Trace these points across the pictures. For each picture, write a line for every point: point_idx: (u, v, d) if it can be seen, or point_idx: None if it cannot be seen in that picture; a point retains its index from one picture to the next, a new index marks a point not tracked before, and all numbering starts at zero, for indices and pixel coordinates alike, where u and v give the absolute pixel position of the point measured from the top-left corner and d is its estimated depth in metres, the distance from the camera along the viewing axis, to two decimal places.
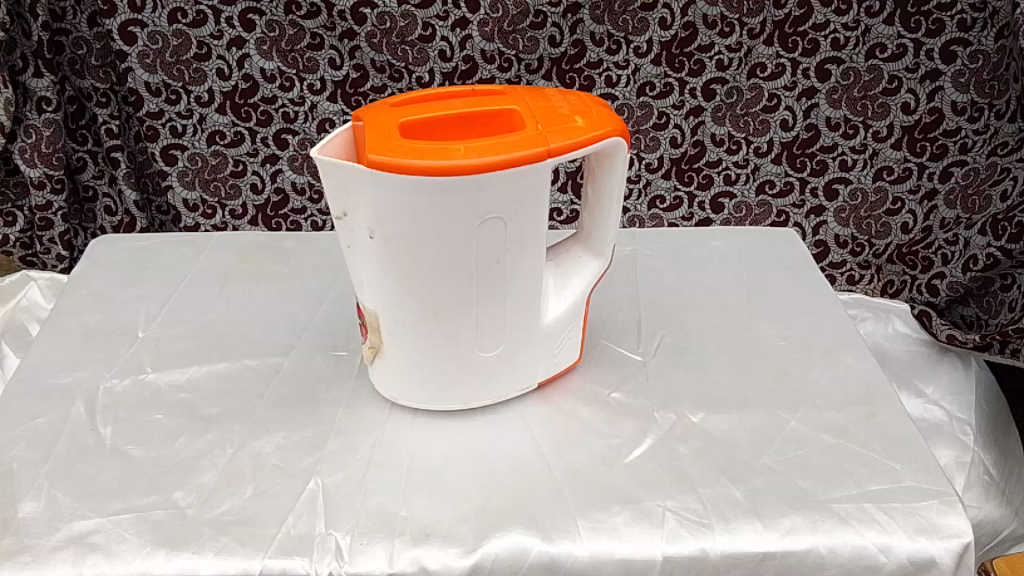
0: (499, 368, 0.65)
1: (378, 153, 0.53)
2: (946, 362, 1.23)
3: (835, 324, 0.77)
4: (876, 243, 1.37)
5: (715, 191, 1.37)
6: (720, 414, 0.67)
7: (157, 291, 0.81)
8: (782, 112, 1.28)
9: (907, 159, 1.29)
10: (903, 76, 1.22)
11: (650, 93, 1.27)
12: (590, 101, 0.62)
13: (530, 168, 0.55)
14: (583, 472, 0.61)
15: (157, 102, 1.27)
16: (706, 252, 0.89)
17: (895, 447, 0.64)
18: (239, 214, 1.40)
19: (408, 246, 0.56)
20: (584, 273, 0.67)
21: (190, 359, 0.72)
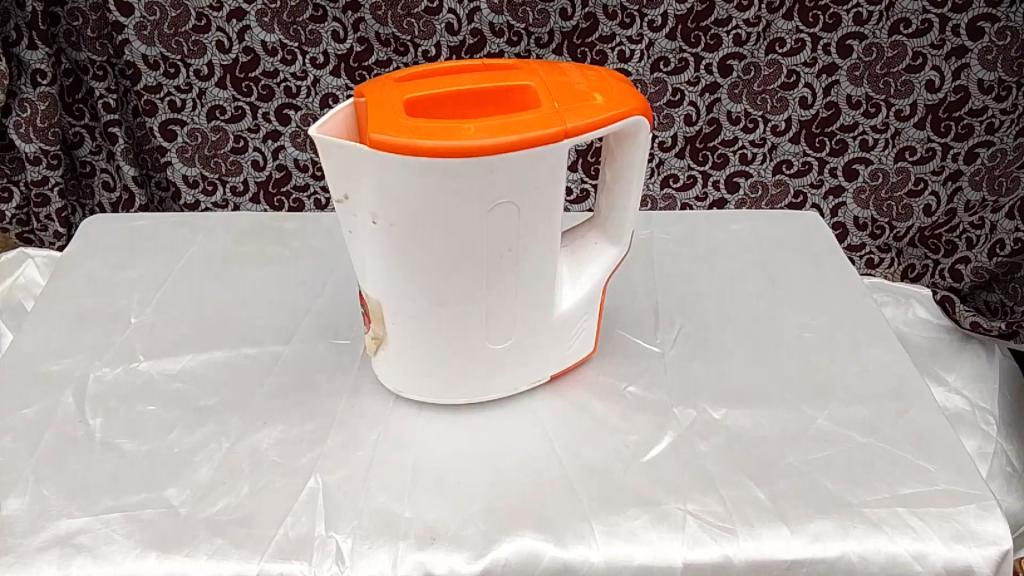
0: (509, 361, 0.61)
1: (381, 132, 0.49)
2: (968, 350, 1.20)
3: (862, 315, 0.73)
4: (897, 225, 1.33)
5: (730, 170, 1.32)
6: (743, 409, 0.64)
7: (153, 273, 0.77)
8: (801, 89, 1.22)
9: (930, 139, 1.25)
10: (928, 52, 1.17)
11: (664, 69, 1.22)
12: (610, 77, 0.58)
13: (545, 150, 0.51)
14: (598, 472, 0.58)
15: (155, 75, 1.23)
16: (725, 237, 0.85)
17: (928, 447, 0.61)
18: (240, 191, 1.36)
19: (412, 233, 0.52)
20: (600, 261, 0.63)
21: (186, 346, 0.68)
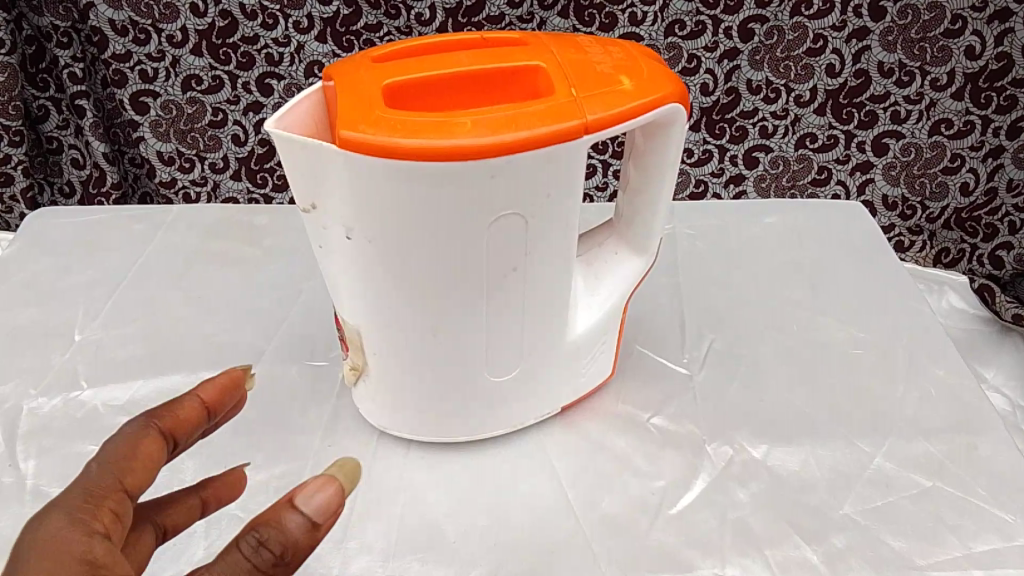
0: (514, 393, 0.52)
1: (354, 128, 0.39)
2: (1009, 343, 1.04)
3: (918, 325, 0.64)
4: (930, 205, 1.13)
5: (749, 144, 1.09)
6: (788, 445, 0.54)
7: (103, 279, 0.68)
8: (827, 56, 0.99)
9: (968, 111, 1.03)
10: (968, 15, 0.95)
11: (679, 33, 0.98)
12: (638, 54, 0.47)
13: (560, 149, 0.41)
14: (618, 530, 0.49)
15: (124, 42, 1.01)
16: (757, 232, 0.76)
17: (1005, 493, 0.51)
18: (219, 168, 1.16)
19: (393, 252, 0.43)
20: (623, 273, 0.54)
21: (135, 369, 0.59)
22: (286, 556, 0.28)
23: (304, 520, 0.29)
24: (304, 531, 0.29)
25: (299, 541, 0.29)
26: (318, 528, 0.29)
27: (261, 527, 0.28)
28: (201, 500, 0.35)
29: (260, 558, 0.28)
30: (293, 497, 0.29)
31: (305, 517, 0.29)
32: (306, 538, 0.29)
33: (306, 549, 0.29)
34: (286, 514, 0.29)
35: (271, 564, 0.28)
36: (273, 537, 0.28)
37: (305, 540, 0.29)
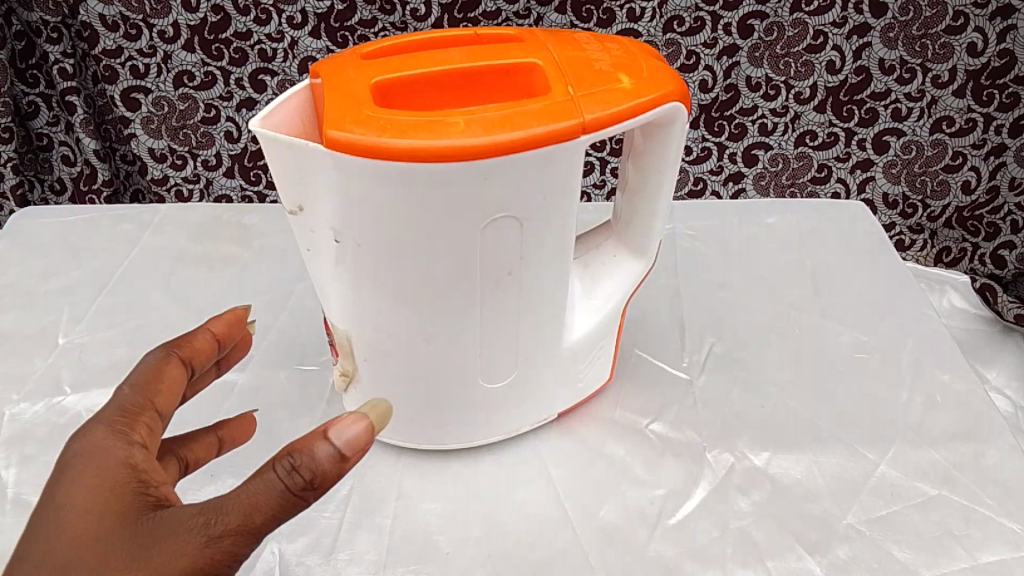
0: (510, 400, 0.50)
1: (342, 128, 0.37)
2: (1010, 344, 1.02)
3: (922, 328, 0.63)
4: (931, 203, 1.11)
5: (749, 142, 1.07)
6: (789, 452, 0.53)
7: (89, 281, 0.66)
8: (828, 52, 0.97)
9: (970, 108, 1.01)
10: (970, 12, 0.93)
11: (678, 30, 0.96)
12: (638, 51, 0.46)
13: (557, 149, 0.39)
14: (616, 541, 0.47)
15: (114, 38, 0.99)
16: (757, 233, 0.74)
17: (1012, 501, 0.50)
18: (213, 165, 1.13)
19: (384, 256, 0.41)
20: (622, 276, 0.52)
21: (120, 373, 0.57)
22: (315, 482, 0.30)
23: (334, 451, 0.30)
24: (332, 461, 0.30)
25: (330, 472, 0.30)
26: (346, 459, 0.31)
27: (295, 454, 0.30)
28: (218, 440, 0.40)
29: (291, 480, 0.30)
30: (327, 430, 0.31)
31: (337, 450, 0.30)
32: (335, 468, 0.30)
33: (335, 477, 0.30)
34: (316, 444, 0.30)
35: (302, 487, 0.30)
36: (304, 463, 0.30)
37: (333, 470, 0.30)
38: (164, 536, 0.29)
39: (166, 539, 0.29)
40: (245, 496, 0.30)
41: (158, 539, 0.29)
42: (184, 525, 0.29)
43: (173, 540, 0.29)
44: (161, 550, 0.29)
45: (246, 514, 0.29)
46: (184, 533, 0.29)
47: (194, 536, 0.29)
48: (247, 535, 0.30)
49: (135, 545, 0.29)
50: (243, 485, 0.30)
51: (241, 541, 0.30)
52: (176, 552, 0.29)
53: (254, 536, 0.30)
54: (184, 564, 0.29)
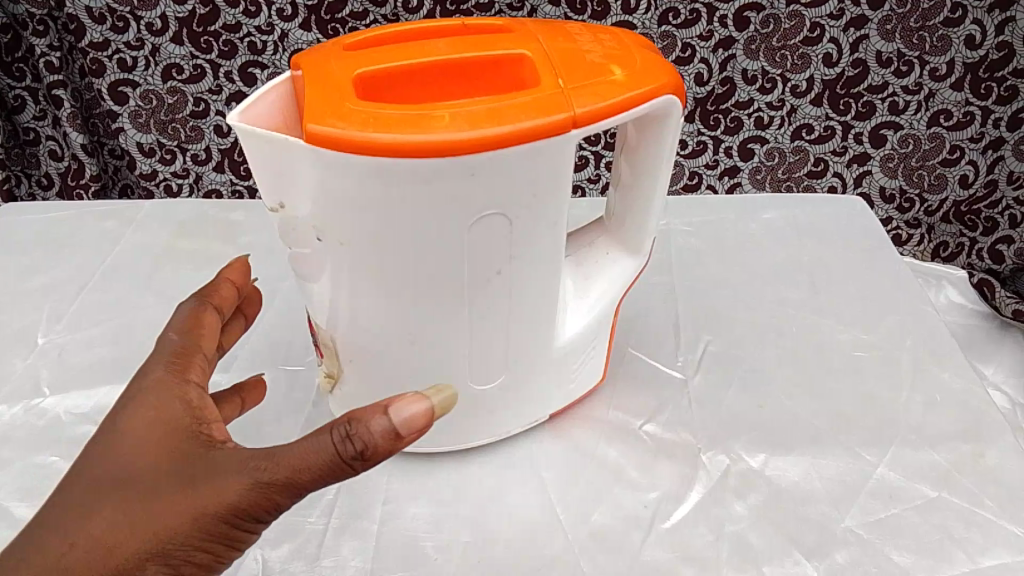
0: (499, 402, 0.49)
1: (322, 122, 0.36)
2: (1010, 340, 0.99)
3: (922, 326, 0.62)
4: (928, 198, 1.09)
5: (745, 136, 1.05)
6: (786, 454, 0.52)
7: (71, 280, 0.65)
8: (825, 44, 0.96)
9: (968, 102, 1.00)
10: (969, 3, 0.91)
11: (673, 22, 0.95)
12: (631, 43, 0.44)
13: (546, 144, 0.38)
14: (608, 546, 0.46)
15: (101, 31, 0.96)
16: (753, 229, 0.73)
17: (1015, 504, 0.49)
18: (202, 159, 1.10)
19: (368, 254, 0.40)
20: (615, 274, 0.51)
21: (101, 374, 0.56)
22: (366, 452, 0.31)
23: (389, 426, 0.31)
24: (385, 437, 0.31)
25: (379, 447, 0.31)
26: (400, 438, 0.31)
27: (351, 422, 0.31)
28: (240, 399, 0.45)
29: (343, 449, 0.31)
30: (387, 406, 0.32)
31: (391, 428, 0.31)
32: (386, 445, 0.31)
33: (385, 453, 0.31)
34: (373, 418, 0.31)
35: (350, 456, 0.31)
36: (358, 433, 0.31)
37: (384, 446, 0.31)
38: (215, 475, 0.32)
39: (216, 477, 0.31)
40: (297, 454, 0.31)
41: (207, 475, 0.32)
42: (234, 467, 0.32)
43: (221, 479, 0.31)
44: (208, 485, 0.31)
45: (294, 471, 0.31)
46: (233, 475, 0.31)
47: (240, 480, 0.31)
48: (292, 490, 0.32)
49: (186, 477, 0.32)
50: (299, 440, 0.32)
51: (285, 493, 0.32)
52: (222, 490, 0.31)
53: (300, 490, 0.32)
54: (226, 503, 0.31)
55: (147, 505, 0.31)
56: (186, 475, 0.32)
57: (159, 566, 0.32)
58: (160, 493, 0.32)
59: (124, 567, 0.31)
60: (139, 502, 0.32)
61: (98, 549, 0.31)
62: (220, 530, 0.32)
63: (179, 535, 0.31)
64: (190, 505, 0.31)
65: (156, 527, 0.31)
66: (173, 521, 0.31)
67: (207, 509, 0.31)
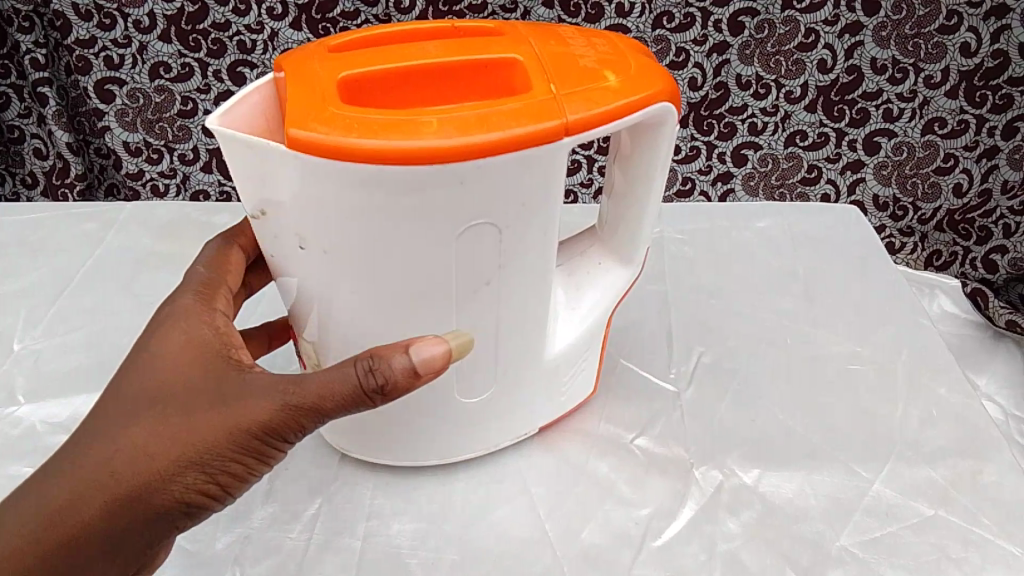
0: (487, 416, 0.48)
1: (305, 126, 0.34)
2: (1002, 350, 0.97)
3: (918, 338, 0.61)
4: (922, 207, 1.07)
5: (738, 141, 1.04)
6: (781, 470, 0.51)
7: (52, 286, 0.64)
8: (819, 51, 0.95)
9: (963, 110, 0.99)
10: (964, 11, 0.91)
11: (668, 26, 0.94)
12: (625, 47, 0.43)
13: (537, 152, 0.36)
14: (598, 565, 0.45)
15: (88, 27, 0.94)
16: (748, 238, 0.72)
17: (1014, 524, 0.47)
18: (189, 159, 1.08)
19: (351, 263, 0.38)
20: (607, 285, 0.50)
21: (78, 381, 0.55)
22: (386, 387, 0.36)
23: (409, 364, 0.36)
24: (405, 373, 0.35)
25: (400, 386, 0.36)
26: (418, 375, 0.36)
27: (374, 358, 0.36)
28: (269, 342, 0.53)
29: (366, 381, 0.36)
30: (409, 345, 0.36)
31: (412, 370, 0.36)
32: (405, 380, 0.36)
33: (405, 391, 0.36)
34: (395, 356, 0.35)
35: (371, 389, 0.36)
36: (380, 368, 0.36)
37: (404, 381, 0.36)
38: (246, 396, 0.37)
39: (248, 398, 0.36)
40: (322, 384, 0.36)
41: (239, 395, 0.37)
42: (264, 391, 0.37)
43: (253, 401, 0.36)
44: (241, 404, 0.36)
45: (319, 398, 0.36)
46: (263, 397, 0.36)
47: (271, 402, 0.36)
48: (316, 414, 0.37)
49: (220, 396, 0.37)
50: (325, 372, 0.37)
51: (310, 416, 0.37)
52: (254, 410, 0.36)
53: (323, 415, 0.37)
54: (258, 421, 0.36)
55: (186, 418, 0.37)
56: (220, 395, 0.37)
57: (198, 473, 0.37)
58: (196, 409, 0.37)
59: (167, 473, 0.36)
60: (180, 417, 0.37)
61: (142, 454, 0.36)
62: (251, 444, 0.37)
63: (215, 447, 0.36)
64: (226, 421, 0.36)
65: (195, 438, 0.36)
66: (209, 436, 0.36)
67: (240, 425, 0.36)
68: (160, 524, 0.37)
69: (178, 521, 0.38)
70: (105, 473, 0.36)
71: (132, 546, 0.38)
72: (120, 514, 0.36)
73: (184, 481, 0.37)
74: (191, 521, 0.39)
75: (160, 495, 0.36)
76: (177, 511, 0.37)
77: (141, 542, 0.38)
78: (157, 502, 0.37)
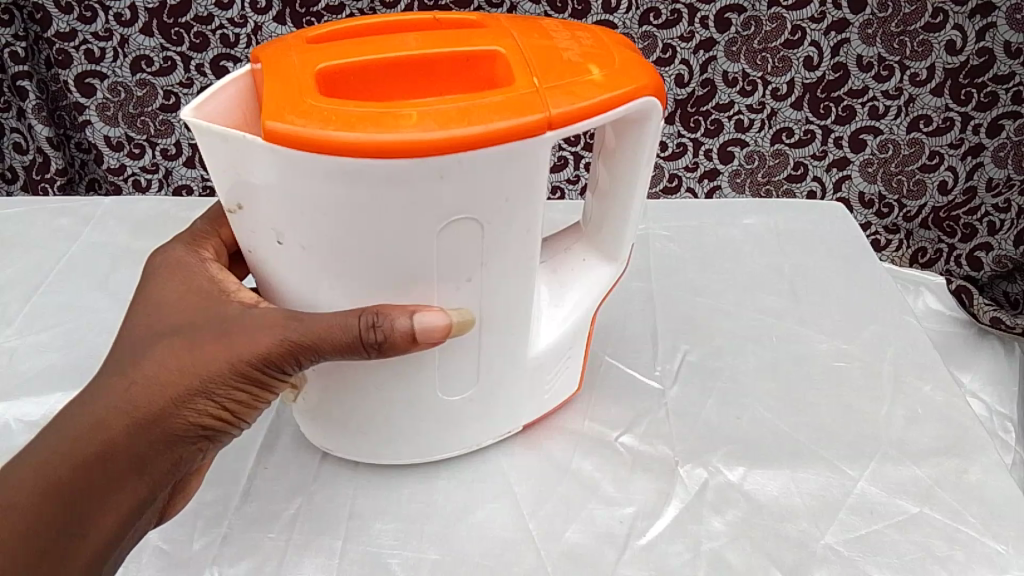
0: (470, 415, 0.47)
1: (281, 118, 0.34)
2: (985, 348, 0.98)
3: (903, 336, 0.61)
4: (907, 203, 1.07)
5: (725, 138, 1.04)
6: (765, 468, 0.50)
7: (28, 284, 0.63)
8: (805, 48, 0.95)
9: (948, 107, 0.98)
10: (950, 9, 0.90)
11: (654, 22, 0.93)
12: (608, 40, 0.43)
13: (519, 146, 0.36)
14: (582, 565, 0.44)
15: (68, 20, 0.93)
16: (735, 235, 0.72)
17: (1000, 522, 0.47)
18: (172, 154, 1.07)
19: (329, 258, 0.38)
20: (591, 282, 0.50)
21: (52, 381, 0.54)
22: (386, 339, 0.37)
23: (409, 325, 0.37)
24: (404, 323, 0.37)
25: (399, 330, 0.37)
26: (416, 330, 0.38)
27: (375, 312, 0.37)
28: None
29: (365, 332, 0.37)
30: (413, 310, 0.38)
31: (412, 324, 0.37)
32: (405, 334, 0.37)
33: (404, 345, 0.38)
34: (399, 318, 0.37)
35: (371, 340, 0.37)
36: (379, 320, 0.37)
37: (403, 340, 0.37)
38: (249, 330, 0.38)
39: (249, 330, 0.38)
40: (320, 321, 0.37)
41: (243, 331, 0.38)
42: (264, 322, 0.38)
43: (256, 336, 0.38)
44: (244, 335, 0.38)
45: (320, 338, 0.37)
46: (265, 333, 0.38)
47: (272, 339, 0.38)
48: (315, 354, 0.38)
49: (224, 332, 0.38)
50: (325, 314, 0.38)
51: (311, 356, 0.38)
52: (255, 341, 0.38)
53: (321, 355, 0.38)
54: (261, 356, 0.38)
55: (194, 353, 0.38)
56: (225, 331, 0.38)
57: (203, 402, 0.38)
58: (203, 345, 0.38)
59: (172, 401, 0.38)
60: (188, 352, 0.38)
61: (152, 387, 0.38)
62: (254, 375, 0.38)
63: (219, 376, 0.38)
64: (229, 350, 0.38)
65: (201, 369, 0.38)
66: (213, 365, 0.38)
67: (245, 361, 0.38)
68: (164, 456, 0.38)
69: (183, 453, 0.39)
70: (114, 403, 0.37)
71: (134, 484, 0.38)
72: (124, 444, 0.37)
73: (190, 409, 0.38)
74: (197, 456, 0.40)
75: (166, 423, 0.38)
76: (183, 440, 0.39)
77: (145, 476, 0.38)
78: (167, 431, 0.38)
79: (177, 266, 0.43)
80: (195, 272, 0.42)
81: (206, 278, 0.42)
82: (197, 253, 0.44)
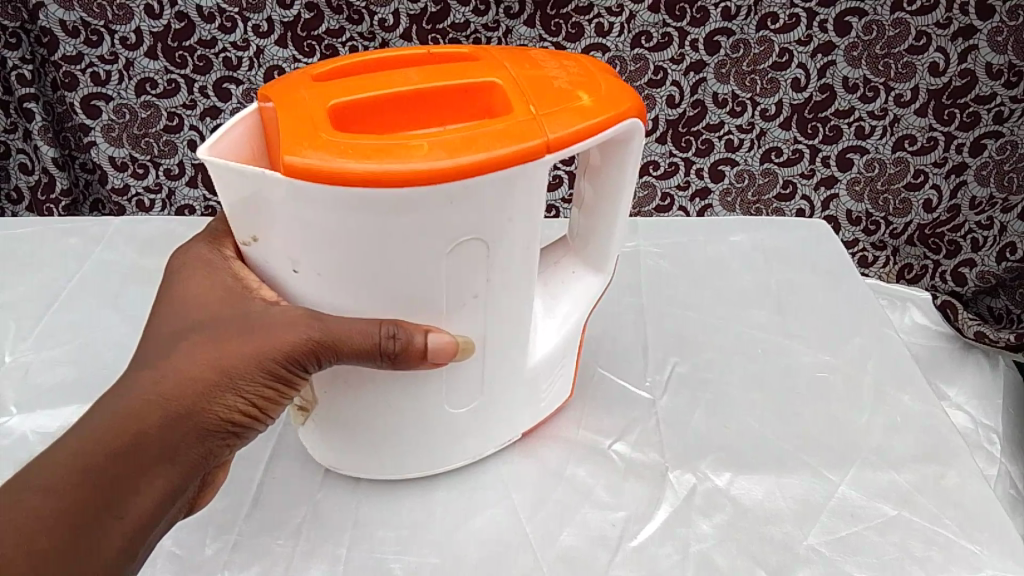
0: (471, 426, 0.49)
1: (300, 153, 0.36)
2: (970, 362, 1.01)
3: (883, 348, 0.63)
4: (893, 221, 1.11)
5: (715, 158, 1.07)
6: (751, 474, 0.53)
7: (41, 301, 0.65)
8: (793, 69, 0.98)
9: (932, 127, 1.01)
10: (933, 33, 0.93)
11: (646, 45, 0.96)
12: (594, 68, 0.45)
13: (519, 170, 0.38)
14: (576, 566, 0.47)
15: (74, 44, 0.95)
16: (723, 251, 0.75)
17: (974, 525, 0.49)
18: (175, 174, 1.09)
19: (342, 278, 0.40)
20: (581, 295, 0.52)
21: (66, 394, 0.56)
22: (403, 350, 0.40)
23: (425, 341, 0.41)
24: (420, 343, 0.41)
25: (414, 344, 0.40)
26: (431, 346, 0.41)
27: (394, 324, 0.40)
28: None
29: (385, 341, 0.40)
30: (427, 330, 0.41)
31: (427, 341, 0.41)
32: (420, 347, 0.40)
33: (416, 360, 0.41)
34: (418, 336, 0.41)
35: (389, 349, 0.40)
36: (399, 332, 0.40)
37: (418, 355, 0.41)
38: (274, 327, 0.40)
39: (274, 327, 0.40)
40: (340, 323, 0.40)
41: (269, 329, 0.40)
42: (288, 321, 0.40)
43: (279, 333, 0.40)
44: (269, 333, 0.40)
45: (340, 338, 0.40)
46: (287, 330, 0.40)
47: (295, 335, 0.40)
48: (335, 355, 0.40)
49: (251, 330, 0.41)
50: (345, 317, 0.40)
51: (330, 355, 0.40)
52: (280, 338, 0.40)
53: (341, 357, 0.41)
54: (285, 353, 0.40)
55: (224, 352, 0.41)
56: (252, 329, 0.41)
57: (233, 398, 0.41)
58: (234, 345, 0.41)
59: (205, 397, 0.40)
60: (219, 351, 0.41)
61: (185, 382, 0.40)
62: (278, 372, 0.41)
63: (246, 373, 0.41)
64: (255, 349, 0.40)
65: (232, 368, 0.41)
66: (244, 363, 0.41)
67: (270, 359, 0.40)
68: (194, 449, 0.41)
69: (211, 447, 0.42)
70: (149, 395, 0.40)
71: (167, 474, 0.40)
72: (159, 435, 0.39)
73: (220, 404, 0.41)
74: (224, 451, 0.43)
75: (196, 416, 0.40)
76: (213, 435, 0.41)
77: (177, 466, 0.40)
78: (199, 425, 0.40)
79: (199, 265, 0.45)
80: (217, 268, 0.44)
81: (228, 275, 0.43)
82: (216, 251, 0.45)
